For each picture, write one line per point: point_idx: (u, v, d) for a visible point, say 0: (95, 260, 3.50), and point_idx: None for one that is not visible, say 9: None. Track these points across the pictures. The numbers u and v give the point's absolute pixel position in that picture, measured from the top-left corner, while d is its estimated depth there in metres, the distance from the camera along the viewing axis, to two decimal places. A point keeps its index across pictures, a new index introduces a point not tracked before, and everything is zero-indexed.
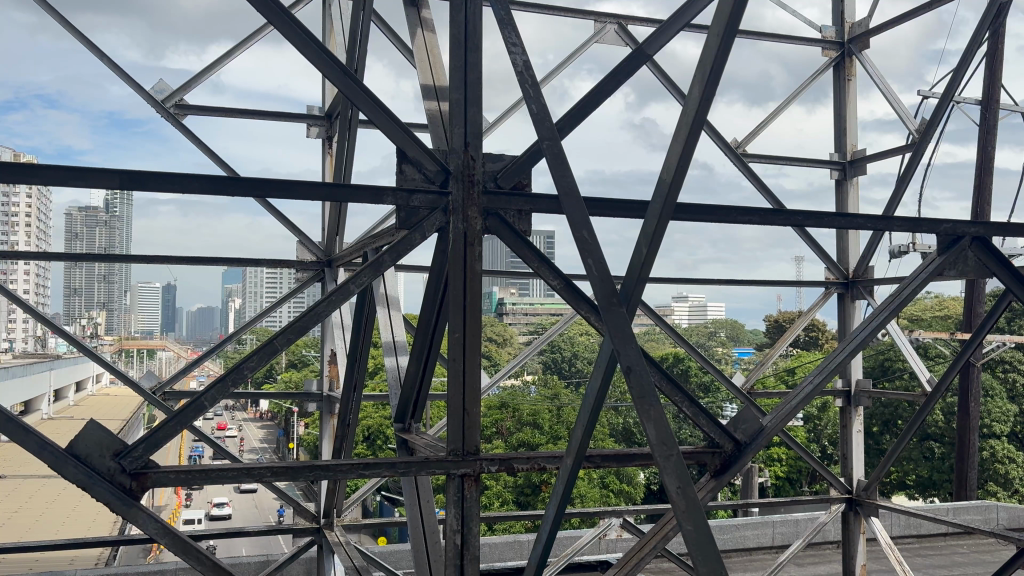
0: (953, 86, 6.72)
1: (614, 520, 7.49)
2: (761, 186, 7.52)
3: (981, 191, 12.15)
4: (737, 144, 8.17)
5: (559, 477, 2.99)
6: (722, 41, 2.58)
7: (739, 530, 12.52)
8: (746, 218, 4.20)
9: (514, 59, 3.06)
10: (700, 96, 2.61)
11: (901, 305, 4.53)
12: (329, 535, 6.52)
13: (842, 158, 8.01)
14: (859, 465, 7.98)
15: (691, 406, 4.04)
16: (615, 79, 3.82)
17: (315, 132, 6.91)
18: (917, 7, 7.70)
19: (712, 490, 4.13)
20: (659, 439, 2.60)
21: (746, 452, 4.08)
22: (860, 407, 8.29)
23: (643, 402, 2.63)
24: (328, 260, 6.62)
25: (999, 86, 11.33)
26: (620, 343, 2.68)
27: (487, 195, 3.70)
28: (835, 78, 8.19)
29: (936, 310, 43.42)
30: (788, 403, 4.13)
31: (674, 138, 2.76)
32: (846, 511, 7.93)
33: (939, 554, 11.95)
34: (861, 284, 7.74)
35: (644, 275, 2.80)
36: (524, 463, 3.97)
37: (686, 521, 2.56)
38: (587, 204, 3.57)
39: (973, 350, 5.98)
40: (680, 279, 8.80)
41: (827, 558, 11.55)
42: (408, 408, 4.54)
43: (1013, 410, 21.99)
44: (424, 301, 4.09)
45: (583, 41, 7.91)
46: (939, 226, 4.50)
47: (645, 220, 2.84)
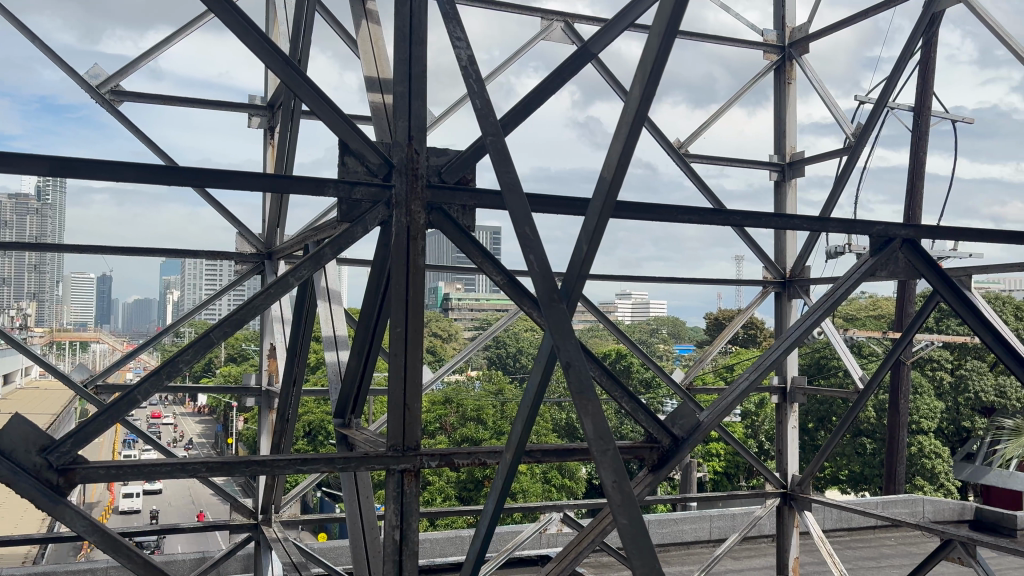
0: (887, 93, 6.94)
1: (554, 514, 7.52)
2: (702, 186, 7.67)
3: (913, 196, 12.58)
4: (680, 145, 8.30)
5: (498, 472, 2.97)
6: (663, 41, 2.60)
7: (677, 525, 12.74)
8: (687, 218, 4.26)
9: (459, 53, 3.05)
10: (641, 97, 2.64)
11: (835, 304, 4.64)
12: (267, 532, 6.41)
13: (781, 159, 8.18)
14: (793, 460, 8.17)
15: (631, 403, 4.07)
16: (559, 77, 3.84)
17: (257, 122, 6.81)
18: (854, 14, 7.90)
19: (649, 485, 4.18)
20: (596, 434, 2.60)
21: (684, 446, 4.15)
22: (795, 403, 8.46)
23: (582, 397, 2.61)
24: (268, 253, 6.52)
25: (930, 94, 11.74)
26: (559, 338, 2.67)
27: (431, 188, 3.67)
28: (776, 81, 8.36)
29: (869, 310, 44.85)
30: (725, 399, 4.21)
31: (615, 135, 2.78)
32: (781, 505, 8.10)
33: (868, 546, 12.34)
34: (798, 283, 7.92)
35: (585, 270, 2.81)
36: (464, 458, 3.97)
37: (621, 514, 2.54)
38: (535, 199, 3.58)
39: (903, 349, 6.15)
40: (623, 277, 8.89)
41: (763, 551, 11.82)
42: (348, 403, 4.50)
43: (940, 407, 22.81)
44: (366, 294, 4.06)
45: (530, 37, 7.93)
46: (871, 227, 4.62)
47: (585, 219, 2.85)
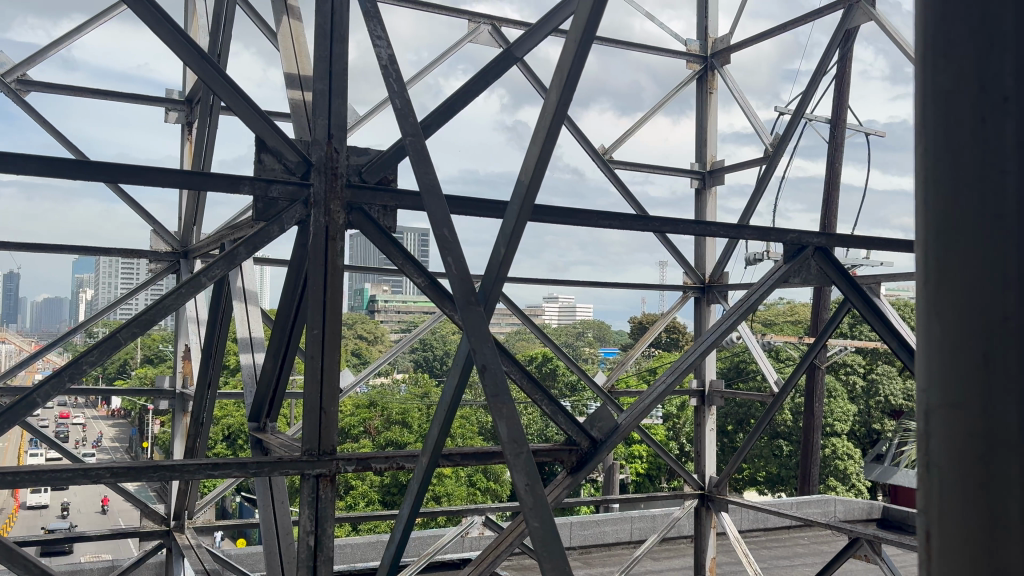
0: (804, 105, 7.17)
1: (476, 517, 7.50)
2: (625, 192, 7.78)
3: (828, 205, 13.02)
4: (605, 151, 8.39)
5: (414, 475, 2.93)
6: (580, 47, 2.62)
7: (598, 526, 12.92)
8: (608, 223, 4.31)
9: (379, 52, 3.01)
10: (558, 103, 2.65)
11: (749, 309, 4.74)
12: (179, 539, 6.23)
13: (702, 167, 8.35)
14: (711, 462, 8.33)
15: (551, 406, 4.08)
16: (482, 80, 3.83)
17: (174, 117, 6.61)
18: (773, 28, 8.13)
19: (568, 487, 4.20)
20: (510, 437, 2.56)
21: (602, 448, 4.18)
22: (713, 406, 8.63)
23: (496, 400, 2.57)
24: (183, 251, 6.34)
25: (846, 107, 12.16)
26: (476, 341, 2.63)
27: (350, 188, 3.62)
28: (698, 90, 8.54)
29: (787, 315, 46.22)
30: (642, 401, 4.27)
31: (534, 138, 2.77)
32: (699, 506, 8.25)
33: (782, 546, 12.72)
34: (716, 288, 8.11)
35: (503, 271, 2.80)
36: (381, 463, 3.91)
37: (532, 517, 2.48)
38: (457, 201, 3.56)
39: (817, 353, 6.32)
40: (548, 280, 8.94)
41: (682, 551, 12.06)
42: (263, 406, 4.40)
43: (852, 410, 23.64)
44: (283, 295, 3.97)
45: (457, 39, 7.92)
46: (785, 235, 4.74)
47: (503, 221, 2.85)
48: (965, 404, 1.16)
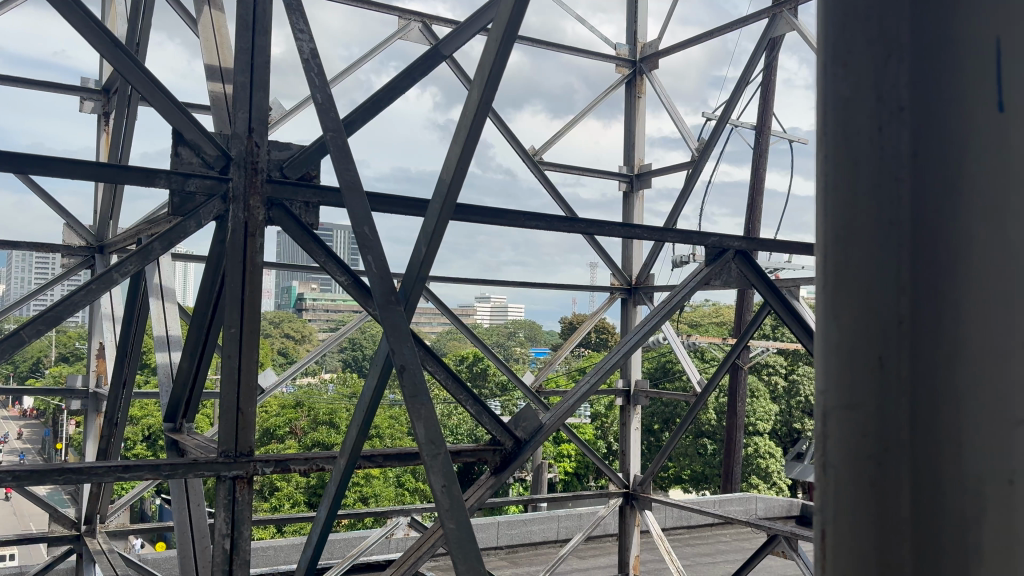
0: (729, 111, 7.32)
1: (401, 519, 7.45)
2: (554, 193, 7.83)
3: (752, 210, 13.36)
4: (535, 152, 8.43)
5: (332, 477, 2.89)
6: (501, 47, 2.62)
7: (525, 526, 13.01)
8: (535, 224, 4.32)
9: (301, 46, 2.96)
10: (480, 102, 2.64)
11: (672, 310, 4.82)
12: (90, 543, 6.03)
13: (630, 170, 8.47)
14: (635, 461, 8.44)
15: (475, 406, 4.05)
16: (409, 77, 3.79)
17: (90, 107, 6.38)
18: (699, 35, 8.28)
19: (491, 488, 4.17)
20: (427, 437, 2.51)
21: (526, 447, 4.19)
22: (639, 406, 8.75)
23: (415, 401, 2.53)
24: (99, 246, 6.14)
25: (770, 114, 12.49)
26: (394, 342, 2.59)
27: (271, 183, 3.54)
28: (627, 94, 8.65)
29: (714, 316, 47.23)
30: (566, 401, 4.30)
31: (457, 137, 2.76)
32: (623, 505, 8.36)
33: (704, 543, 13.02)
34: (642, 290, 8.23)
35: (425, 270, 2.78)
36: (301, 463, 3.84)
37: (449, 519, 2.45)
38: (384, 197, 3.53)
39: (738, 353, 6.45)
40: (477, 280, 8.94)
41: (606, 550, 12.24)
42: (180, 407, 4.28)
43: (774, 410, 24.29)
44: (200, 292, 3.87)
45: (387, 35, 7.84)
46: (707, 238, 4.84)
47: (424, 220, 2.83)
48: (860, 416, 1.13)
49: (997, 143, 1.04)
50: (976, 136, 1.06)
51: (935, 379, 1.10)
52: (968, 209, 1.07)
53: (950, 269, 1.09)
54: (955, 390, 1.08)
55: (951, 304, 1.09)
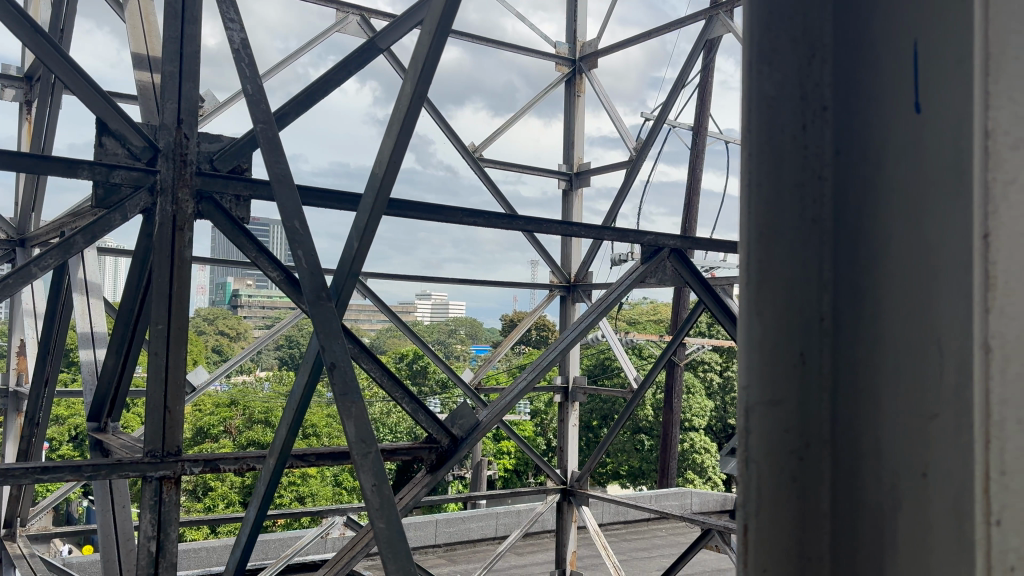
0: (667, 111, 7.42)
1: (337, 518, 7.35)
2: (493, 190, 7.82)
3: (689, 210, 13.56)
4: (474, 149, 8.41)
5: (261, 477, 2.83)
6: (434, 40, 2.60)
7: (464, 523, 13.07)
8: (472, 220, 4.30)
9: (231, 36, 2.89)
10: (413, 95, 2.62)
11: (608, 308, 4.85)
12: (10, 548, 5.78)
13: (569, 169, 8.50)
14: (573, 458, 8.49)
15: (412, 404, 4.02)
16: (343, 70, 3.73)
17: (11, 94, 6.13)
18: (639, 35, 8.36)
19: (426, 486, 4.13)
20: (358, 436, 2.46)
21: (463, 445, 4.16)
22: (577, 402, 8.80)
23: (346, 399, 2.48)
24: (21, 239, 5.88)
25: (707, 115, 12.70)
26: (325, 339, 2.54)
27: (201, 176, 3.45)
28: (567, 93, 8.69)
29: (652, 314, 47.87)
30: (503, 398, 4.29)
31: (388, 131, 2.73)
32: (561, 501, 8.38)
33: (641, 538, 13.21)
34: (582, 287, 8.29)
35: (359, 264, 2.74)
36: (231, 463, 3.76)
37: (379, 518, 2.39)
38: (320, 191, 3.47)
39: (674, 349, 6.51)
40: (416, 277, 8.87)
41: (544, 546, 12.32)
42: (104, 406, 4.15)
43: (709, 406, 24.75)
44: (126, 288, 3.76)
45: (325, 28, 7.74)
46: (643, 237, 4.89)
47: (356, 214, 2.78)
48: (784, 410, 1.14)
49: (916, 139, 1.05)
50: (897, 135, 1.08)
51: (857, 377, 1.12)
52: (887, 207, 1.09)
53: (872, 267, 1.11)
54: (876, 387, 1.09)
55: (872, 301, 1.10)
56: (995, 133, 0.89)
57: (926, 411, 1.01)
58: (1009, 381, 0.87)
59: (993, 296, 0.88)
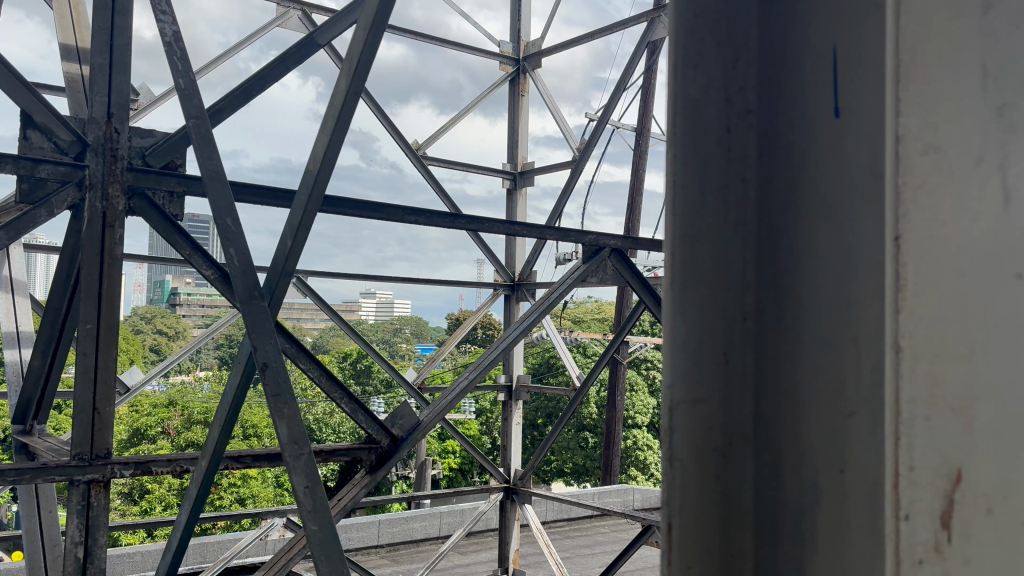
0: (609, 113, 7.49)
1: (277, 520, 7.22)
2: (438, 189, 7.79)
3: (633, 209, 13.71)
4: (418, 146, 8.35)
5: (192, 480, 2.77)
6: (370, 37, 2.57)
7: (407, 523, 12.99)
8: (414, 218, 4.27)
9: (163, 28, 2.82)
10: (348, 92, 2.58)
11: (549, 307, 4.87)
12: None
13: (513, 168, 8.51)
14: (516, 456, 8.52)
15: (351, 404, 3.97)
16: (281, 66, 3.66)
17: None
18: (583, 35, 8.42)
19: (365, 487, 4.11)
20: (290, 438, 2.41)
21: (403, 446, 4.13)
22: (520, 400, 8.82)
23: (278, 400, 2.43)
24: None
25: (649, 116, 12.86)
26: (257, 339, 2.49)
27: (132, 171, 3.34)
28: (511, 92, 8.71)
29: (596, 313, 48.36)
30: (443, 398, 4.27)
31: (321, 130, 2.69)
32: (504, 499, 8.38)
33: (584, 535, 13.34)
34: (525, 286, 8.32)
35: (293, 262, 2.70)
36: (163, 466, 3.67)
37: (312, 521, 2.35)
38: (257, 187, 3.40)
39: (617, 348, 6.56)
40: (359, 275, 8.78)
41: (487, 544, 12.35)
42: (30, 408, 4.02)
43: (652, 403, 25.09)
44: (53, 286, 3.64)
45: (265, 22, 7.60)
46: (584, 236, 4.93)
47: (291, 212, 2.74)
48: (708, 408, 1.17)
49: (833, 142, 1.06)
50: (816, 138, 1.10)
51: (778, 376, 1.14)
52: (806, 209, 1.11)
53: (794, 265, 1.13)
54: (796, 385, 1.11)
55: (792, 303, 1.12)
56: (906, 139, 0.93)
57: (845, 409, 1.02)
58: (918, 378, 0.92)
59: (901, 295, 0.93)
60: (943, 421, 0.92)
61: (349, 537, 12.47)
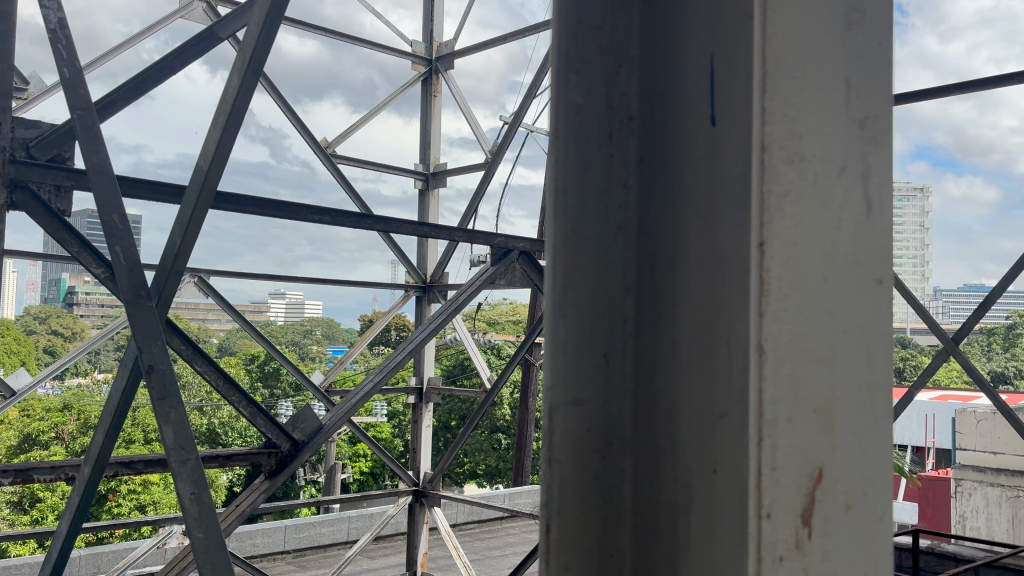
0: (521, 116, 7.54)
1: (175, 528, 6.95)
2: (349, 189, 7.67)
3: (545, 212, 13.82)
4: (327, 144, 8.19)
5: (75, 488, 2.66)
6: (263, 33, 2.52)
7: (315, 528, 12.75)
8: (318, 217, 4.20)
9: (47, 15, 2.72)
10: (240, 85, 2.53)
11: (456, 309, 4.85)
12: None
13: (425, 169, 8.46)
14: (426, 459, 8.45)
15: (249, 407, 3.86)
16: (179, 59, 3.53)
17: None
18: (496, 38, 8.45)
19: (265, 492, 4.00)
20: (176, 443, 2.31)
21: (304, 450, 4.06)
22: (431, 403, 8.74)
23: (164, 403, 2.35)
24: None
25: None
26: (143, 340, 2.40)
27: (14, 163, 3.15)
28: (423, 92, 8.66)
29: (511, 316, 48.62)
30: (347, 402, 4.20)
31: (212, 125, 2.61)
32: (412, 502, 8.30)
33: (494, 536, 13.40)
34: (437, 287, 8.27)
35: (181, 262, 2.62)
36: (47, 472, 3.50)
37: (197, 528, 2.24)
38: (153, 184, 3.29)
39: (527, 349, 6.58)
40: (265, 275, 8.55)
41: (397, 549, 12.25)
42: None
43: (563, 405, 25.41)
44: None
45: (166, 11, 7.35)
46: (493, 239, 4.95)
47: (181, 208, 2.65)
48: (586, 410, 1.18)
49: (708, 149, 1.07)
50: (693, 144, 1.11)
51: (651, 376, 1.16)
52: (682, 214, 1.12)
53: (671, 270, 1.14)
54: (670, 387, 1.13)
55: (669, 306, 1.14)
56: (772, 147, 0.96)
57: (717, 410, 1.02)
58: (781, 380, 0.95)
59: (766, 299, 0.95)
60: (804, 421, 0.96)
61: (255, 543, 12.17)
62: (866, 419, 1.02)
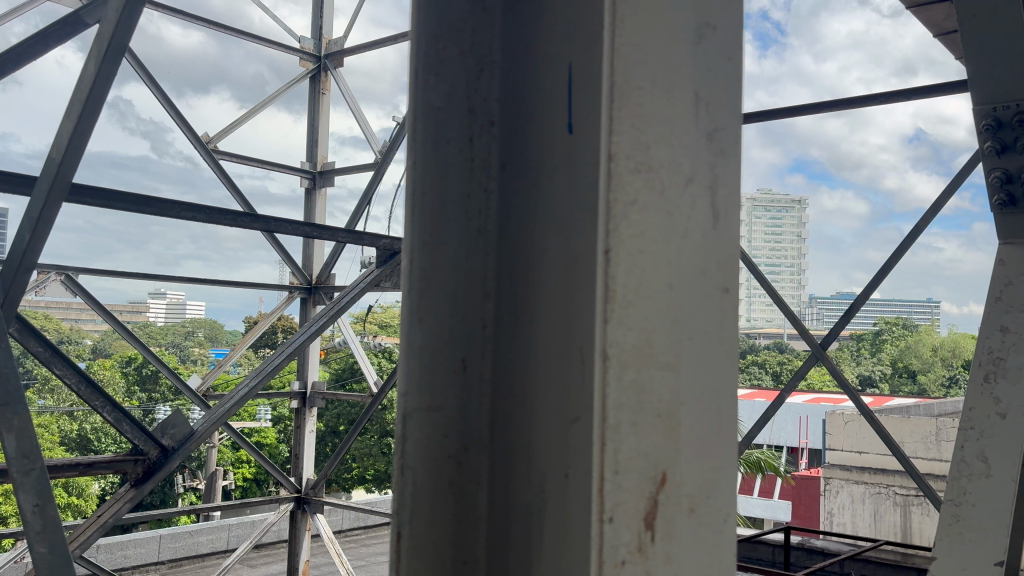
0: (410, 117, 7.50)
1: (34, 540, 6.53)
2: (232, 186, 7.41)
3: None
4: (208, 139, 7.88)
5: None
6: (123, 19, 2.41)
7: (192, 537, 12.37)
8: (191, 214, 4.02)
9: None
10: (97, 73, 2.41)
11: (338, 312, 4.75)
12: None
13: (312, 168, 8.29)
14: (309, 464, 8.24)
15: (115, 413, 3.66)
16: (41, 42, 3.32)
17: None
18: (387, 38, 8.36)
19: (129, 501, 3.81)
20: (19, 452, 2.18)
21: (173, 456, 3.88)
22: (315, 407, 8.55)
23: (6, 410, 2.22)
24: None
25: None
26: None
27: None
28: (312, 89, 8.46)
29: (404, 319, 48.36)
30: (221, 406, 4.04)
31: (67, 115, 2.47)
32: (294, 510, 8.05)
33: (379, 541, 13.33)
34: (322, 289, 8.11)
35: (31, 258, 2.47)
36: None
37: (38, 542, 2.08)
38: (10, 175, 3.08)
39: None
40: (139, 274, 8.16)
41: (278, 556, 12.02)
42: None
43: None
44: None
45: None
46: (378, 241, 4.88)
47: (31, 202, 2.50)
48: (443, 416, 1.16)
49: (563, 155, 1.08)
50: (552, 151, 1.11)
51: (510, 376, 1.17)
52: (539, 217, 1.13)
53: (527, 276, 1.15)
54: (524, 389, 1.13)
55: (526, 307, 1.14)
56: (618, 157, 0.98)
57: (570, 414, 1.02)
58: (626, 386, 0.96)
59: (611, 304, 0.96)
60: (648, 426, 0.97)
61: (125, 554, 11.54)
62: (710, 421, 1.04)
